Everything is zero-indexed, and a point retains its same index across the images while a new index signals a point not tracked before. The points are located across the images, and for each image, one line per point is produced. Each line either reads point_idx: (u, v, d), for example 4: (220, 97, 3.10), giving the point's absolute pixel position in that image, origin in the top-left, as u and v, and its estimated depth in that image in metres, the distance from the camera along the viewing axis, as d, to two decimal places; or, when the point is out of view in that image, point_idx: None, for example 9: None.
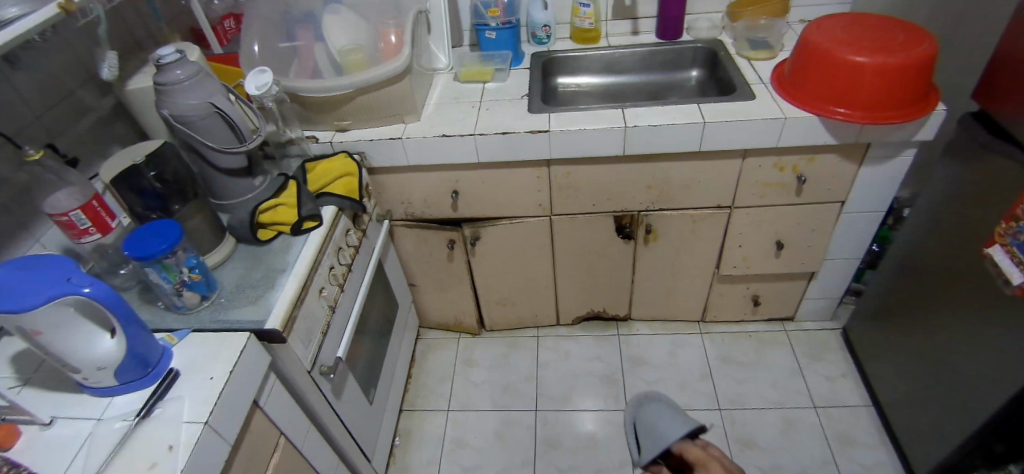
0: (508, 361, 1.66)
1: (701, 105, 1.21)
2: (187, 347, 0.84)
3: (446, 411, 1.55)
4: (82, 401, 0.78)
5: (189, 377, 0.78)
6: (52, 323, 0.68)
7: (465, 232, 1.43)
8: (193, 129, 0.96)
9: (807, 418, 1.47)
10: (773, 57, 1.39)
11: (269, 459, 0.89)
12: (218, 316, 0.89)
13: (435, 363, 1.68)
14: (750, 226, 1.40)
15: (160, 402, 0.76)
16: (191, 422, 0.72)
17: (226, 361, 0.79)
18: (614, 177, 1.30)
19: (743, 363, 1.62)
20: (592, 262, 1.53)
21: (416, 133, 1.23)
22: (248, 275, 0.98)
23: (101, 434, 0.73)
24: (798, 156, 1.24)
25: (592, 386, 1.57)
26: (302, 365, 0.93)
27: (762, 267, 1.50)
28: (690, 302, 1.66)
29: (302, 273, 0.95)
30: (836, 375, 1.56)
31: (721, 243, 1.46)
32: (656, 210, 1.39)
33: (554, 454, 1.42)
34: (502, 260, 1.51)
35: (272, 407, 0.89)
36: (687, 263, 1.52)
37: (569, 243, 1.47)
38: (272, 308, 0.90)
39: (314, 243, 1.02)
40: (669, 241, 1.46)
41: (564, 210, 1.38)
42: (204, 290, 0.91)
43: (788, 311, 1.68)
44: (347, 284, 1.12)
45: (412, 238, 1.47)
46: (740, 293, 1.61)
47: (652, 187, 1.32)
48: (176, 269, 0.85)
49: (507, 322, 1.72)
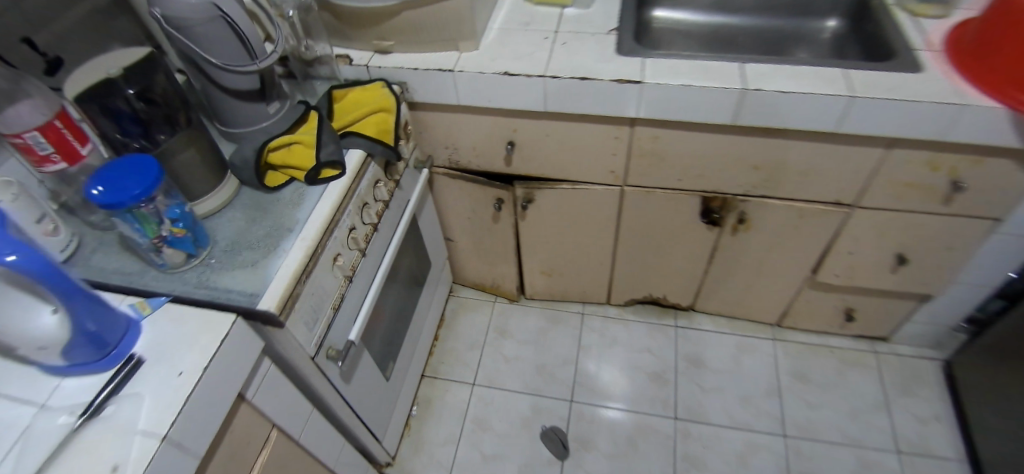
0: (545, 338, 1.45)
1: (849, 71, 0.90)
2: (159, 323, 0.67)
3: (471, 384, 1.37)
4: (26, 376, 0.63)
5: (154, 366, 0.62)
6: None
7: (516, 192, 1.19)
8: (190, 38, 0.74)
9: (887, 464, 1.24)
10: (954, 12, 1.02)
11: (254, 457, 0.74)
12: (206, 282, 0.72)
13: (465, 328, 1.48)
14: (869, 232, 1.12)
15: (116, 397, 0.60)
16: (146, 434, 0.56)
17: (203, 352, 0.62)
18: (711, 148, 1.02)
19: (818, 384, 1.38)
20: (662, 244, 1.27)
21: (472, 66, 0.97)
22: (248, 231, 0.79)
23: (39, 431, 0.57)
24: (962, 154, 0.93)
25: (640, 382, 1.36)
26: (304, 351, 0.76)
27: (868, 280, 1.23)
28: (768, 303, 1.40)
29: (313, 239, 0.76)
30: (930, 418, 1.31)
31: (825, 245, 1.18)
32: (757, 197, 1.11)
33: (585, 456, 1.24)
34: (555, 228, 1.28)
35: (264, 399, 0.73)
36: (778, 260, 1.25)
37: (638, 220, 1.21)
38: (270, 281, 0.71)
39: (332, 198, 0.82)
40: (763, 233, 1.18)
41: (640, 182, 1.12)
42: (190, 248, 0.73)
43: (883, 331, 1.41)
44: (369, 248, 0.93)
45: (453, 190, 1.24)
46: (832, 302, 1.35)
47: (759, 168, 1.04)
48: (154, 220, 0.68)
49: (550, 295, 1.50)
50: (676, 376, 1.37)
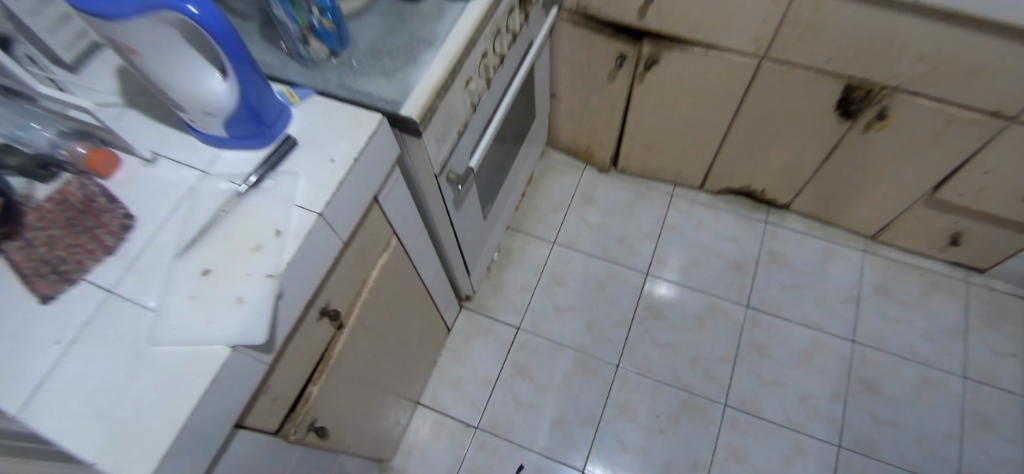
0: (630, 211, 1.45)
1: None
2: (309, 112, 0.68)
3: (551, 243, 1.41)
4: (188, 142, 0.65)
5: (309, 150, 0.64)
6: (153, 43, 0.51)
7: (643, 49, 1.11)
8: None
9: (950, 386, 1.21)
10: None
11: (377, 257, 0.80)
12: (346, 82, 0.71)
13: (553, 188, 1.49)
14: (1018, 152, 0.98)
15: (274, 173, 0.62)
16: (303, 209, 0.59)
17: (351, 145, 0.64)
18: (874, 29, 0.89)
19: (903, 301, 1.31)
20: (779, 131, 1.18)
21: None
22: (389, 37, 0.76)
23: (205, 192, 0.61)
24: None
25: (718, 269, 1.36)
26: (431, 166, 0.79)
27: (997, 205, 1.10)
28: (877, 213, 1.29)
29: (453, 55, 0.73)
30: (1006, 352, 1.24)
31: (963, 160, 1.05)
32: (909, 92, 0.98)
33: (650, 324, 1.29)
34: (664, 99, 1.21)
35: (392, 204, 0.77)
36: (901, 169, 1.14)
37: (762, 102, 1.13)
38: (411, 90, 0.70)
39: (474, 17, 0.77)
40: (901, 136, 1.06)
41: (782, 57, 1.01)
42: (334, 45, 0.72)
43: (987, 263, 1.29)
44: (494, 81, 0.90)
45: (576, 39, 1.15)
46: (944, 224, 1.23)
47: (925, 59, 0.90)
48: (305, 7, 0.66)
49: (643, 170, 1.46)
50: (756, 268, 1.36)
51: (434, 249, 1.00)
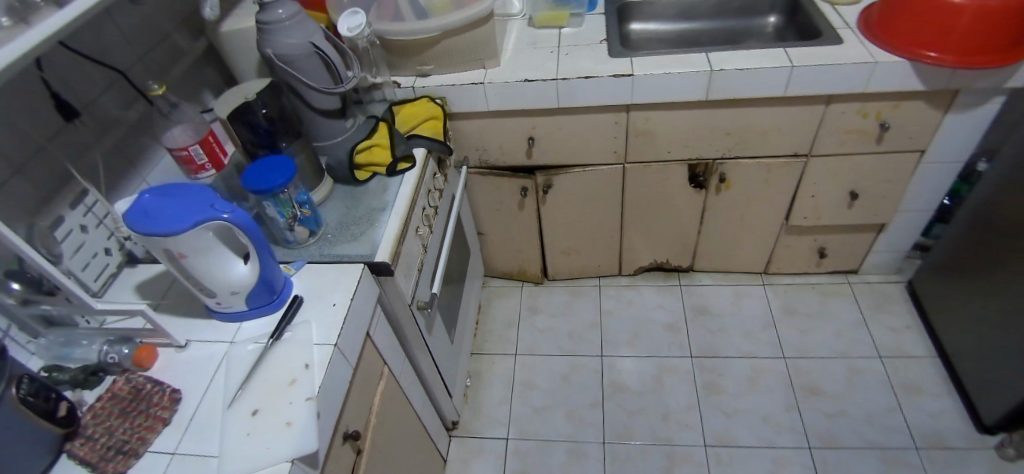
0: (572, 309, 1.67)
1: (789, 49, 1.17)
2: (305, 277, 0.87)
3: (514, 355, 1.57)
4: (211, 325, 0.81)
5: (313, 303, 0.82)
6: (195, 248, 0.69)
7: (538, 179, 1.44)
8: (295, 69, 0.97)
9: (871, 368, 1.44)
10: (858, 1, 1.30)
11: (376, 385, 0.93)
12: (327, 250, 0.92)
13: (502, 309, 1.70)
14: (824, 176, 1.37)
15: (290, 326, 0.79)
16: (321, 345, 0.75)
17: (346, 290, 0.83)
18: (688, 124, 1.28)
19: (807, 313, 1.59)
20: (659, 211, 1.52)
21: (498, 77, 1.22)
22: (350, 213, 1.00)
23: (237, 355, 0.76)
24: (884, 102, 1.19)
25: (658, 334, 1.58)
26: (404, 298, 0.97)
27: (830, 219, 1.47)
28: (756, 252, 1.62)
29: (403, 211, 0.98)
30: (899, 327, 1.52)
31: (792, 193, 1.42)
32: (731, 158, 1.36)
33: (621, 397, 1.44)
34: (567, 211, 1.52)
35: (379, 337, 0.93)
36: (755, 213, 1.50)
37: (637, 194, 1.47)
38: (378, 243, 0.92)
39: (410, 183, 1.05)
40: (742, 190, 1.43)
41: (638, 158, 1.38)
42: (312, 226, 0.94)
43: (851, 264, 1.64)
44: (435, 226, 1.15)
45: (485, 185, 1.47)
46: (806, 245, 1.57)
47: (730, 133, 1.29)
48: (289, 204, 0.89)
49: (570, 273, 1.72)
50: (687, 324, 1.59)
51: (418, 378, 1.13)
